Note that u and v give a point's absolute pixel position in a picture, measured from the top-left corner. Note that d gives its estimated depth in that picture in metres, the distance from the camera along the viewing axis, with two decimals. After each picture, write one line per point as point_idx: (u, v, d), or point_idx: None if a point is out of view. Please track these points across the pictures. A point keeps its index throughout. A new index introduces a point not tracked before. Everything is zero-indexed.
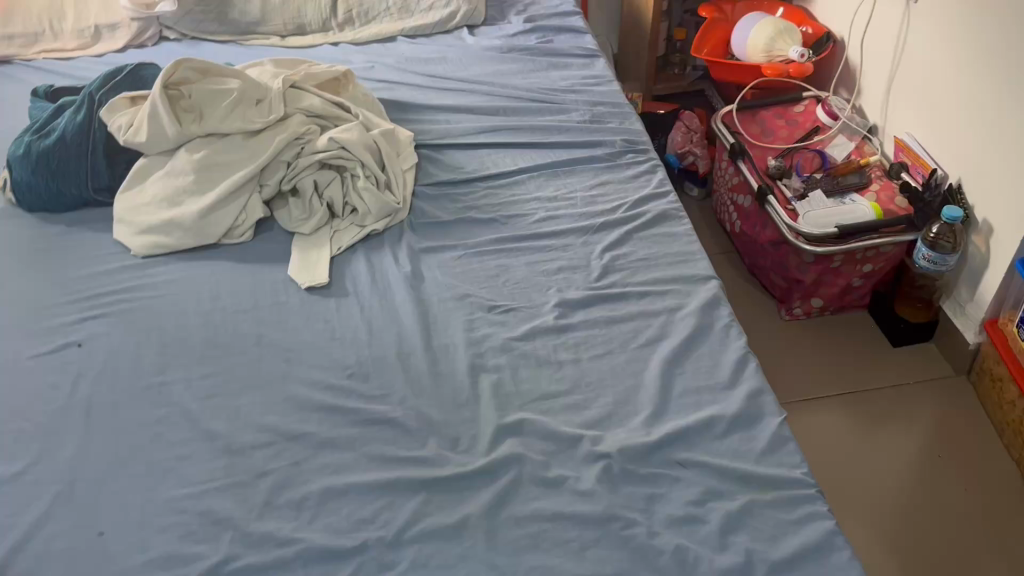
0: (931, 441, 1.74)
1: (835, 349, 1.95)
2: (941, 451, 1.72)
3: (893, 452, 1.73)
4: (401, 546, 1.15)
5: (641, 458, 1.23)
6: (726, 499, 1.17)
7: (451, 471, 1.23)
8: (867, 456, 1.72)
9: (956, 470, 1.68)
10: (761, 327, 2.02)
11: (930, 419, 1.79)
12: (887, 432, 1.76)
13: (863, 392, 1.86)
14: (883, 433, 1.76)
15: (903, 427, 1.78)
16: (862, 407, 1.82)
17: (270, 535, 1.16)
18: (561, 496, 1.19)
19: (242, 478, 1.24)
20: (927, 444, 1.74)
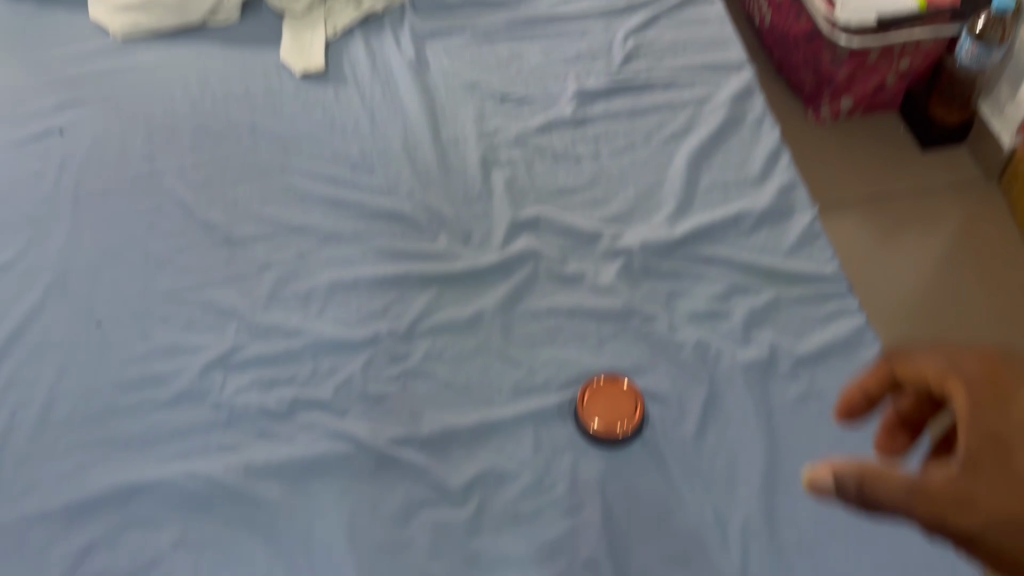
0: (953, 245, 1.70)
1: (858, 155, 1.85)
2: (963, 256, 1.68)
3: (914, 261, 1.68)
4: (414, 339, 1.12)
5: (664, 254, 1.17)
6: (751, 295, 1.13)
7: (464, 265, 1.17)
8: (886, 265, 1.67)
9: (976, 275, 1.65)
10: (784, 129, 1.91)
11: (954, 224, 1.73)
12: (910, 237, 1.71)
13: (886, 199, 1.78)
14: (904, 242, 1.71)
15: (926, 231, 1.72)
16: (884, 215, 1.75)
17: (278, 327, 1.13)
18: (579, 291, 1.15)
19: (244, 270, 1.19)
20: (949, 248, 1.69)
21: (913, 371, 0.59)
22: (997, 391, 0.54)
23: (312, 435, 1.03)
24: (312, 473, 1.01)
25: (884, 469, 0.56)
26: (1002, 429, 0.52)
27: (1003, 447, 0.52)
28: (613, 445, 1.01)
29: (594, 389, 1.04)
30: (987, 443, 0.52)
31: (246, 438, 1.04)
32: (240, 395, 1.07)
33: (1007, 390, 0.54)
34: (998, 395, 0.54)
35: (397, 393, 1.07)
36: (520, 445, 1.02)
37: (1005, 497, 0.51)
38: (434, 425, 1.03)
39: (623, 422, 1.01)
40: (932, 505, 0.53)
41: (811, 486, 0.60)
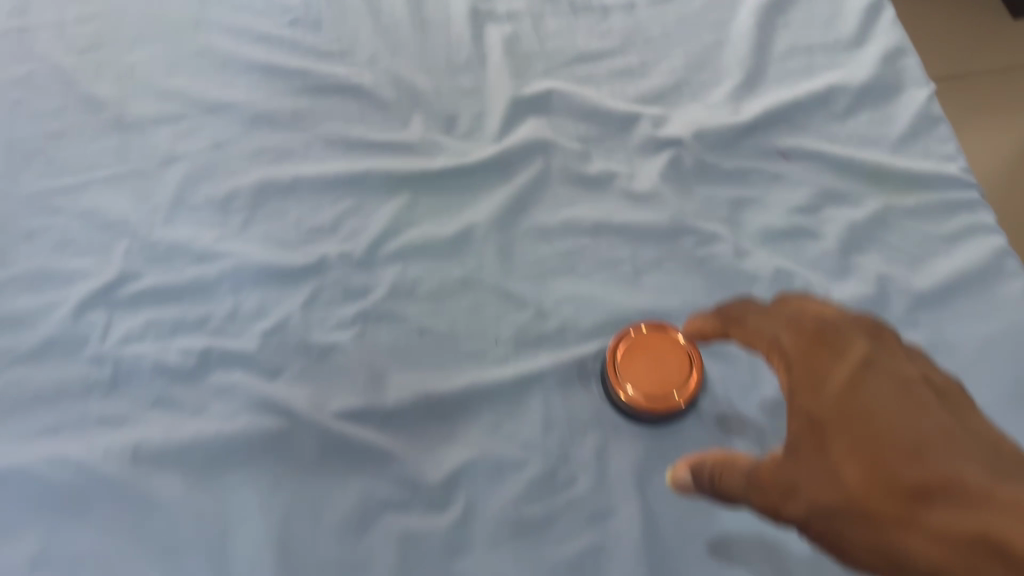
0: None
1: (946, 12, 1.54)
2: None
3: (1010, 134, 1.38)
4: (375, 266, 0.80)
5: (725, 146, 0.85)
6: (846, 207, 0.82)
7: (446, 162, 0.84)
8: (980, 135, 1.38)
9: None
10: None
11: None
12: (992, 123, 1.40)
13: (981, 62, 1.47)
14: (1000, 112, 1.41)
15: (1012, 117, 1.41)
16: (958, 95, 1.44)
17: (184, 247, 0.80)
18: (608, 199, 0.82)
19: (141, 166, 0.86)
20: None
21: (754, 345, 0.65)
22: (817, 380, 0.57)
23: (230, 404, 0.73)
24: (228, 460, 0.71)
25: (727, 462, 0.61)
26: (819, 415, 0.55)
27: (815, 430, 0.55)
28: (654, 426, 0.72)
29: (635, 343, 0.73)
30: (807, 430, 0.55)
31: (136, 406, 0.74)
32: (130, 346, 0.76)
33: (824, 378, 0.57)
34: (815, 385, 0.57)
35: (352, 344, 0.76)
36: (524, 421, 0.72)
37: (819, 485, 0.53)
38: (404, 392, 0.73)
39: (675, 396, 0.71)
40: (764, 490, 0.57)
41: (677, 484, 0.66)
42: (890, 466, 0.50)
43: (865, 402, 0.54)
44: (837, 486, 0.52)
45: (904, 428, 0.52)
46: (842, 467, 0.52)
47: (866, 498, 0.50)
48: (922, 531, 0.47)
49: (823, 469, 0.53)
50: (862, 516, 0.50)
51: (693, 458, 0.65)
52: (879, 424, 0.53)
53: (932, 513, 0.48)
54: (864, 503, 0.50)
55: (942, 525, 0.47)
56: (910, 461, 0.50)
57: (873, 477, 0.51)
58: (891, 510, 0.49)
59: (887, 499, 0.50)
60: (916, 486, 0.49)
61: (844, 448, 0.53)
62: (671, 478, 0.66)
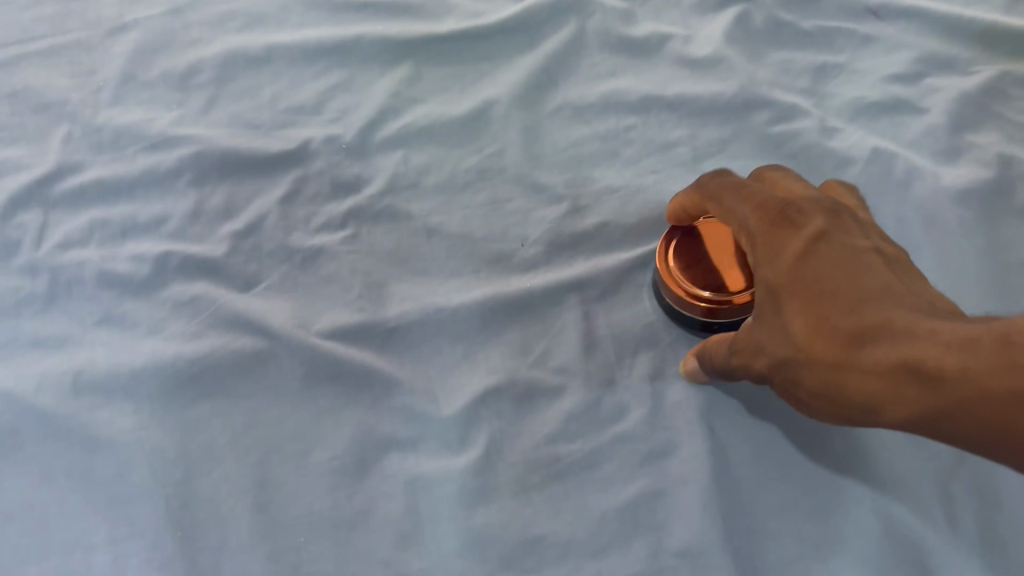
0: None
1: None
2: None
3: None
4: (370, 154, 0.65)
5: (801, 3, 0.68)
6: (954, 75, 0.65)
7: (456, 25, 0.68)
8: None
9: None
10: None
11: None
12: None
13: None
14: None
15: None
16: None
17: (136, 133, 0.65)
18: (657, 69, 0.66)
19: (83, 36, 0.70)
20: None
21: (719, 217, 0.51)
22: (771, 243, 0.45)
23: (194, 322, 0.59)
24: (190, 389, 0.57)
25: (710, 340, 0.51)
26: (772, 280, 0.44)
27: (769, 289, 0.45)
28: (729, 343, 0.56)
29: (708, 236, 0.58)
30: (763, 291, 0.45)
31: (78, 326, 0.59)
32: (70, 253, 0.61)
33: (780, 240, 0.45)
34: (772, 248, 0.45)
35: (345, 248, 0.61)
36: (558, 341, 0.58)
37: (774, 340, 0.44)
38: (408, 307, 0.59)
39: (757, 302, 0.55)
40: (734, 356, 0.47)
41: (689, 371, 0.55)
42: (836, 319, 0.41)
43: (821, 263, 0.43)
44: (788, 342, 0.43)
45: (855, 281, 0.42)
46: (791, 323, 0.43)
47: (811, 352, 0.41)
48: (864, 372, 0.39)
49: (777, 326, 0.44)
50: (812, 368, 0.42)
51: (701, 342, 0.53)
52: (831, 280, 0.42)
53: (874, 352, 0.39)
54: (812, 354, 0.41)
55: (884, 362, 0.38)
56: (853, 310, 0.40)
57: (820, 329, 0.41)
58: (835, 358, 0.40)
59: (828, 347, 0.41)
60: (859, 331, 0.40)
61: (797, 304, 0.43)
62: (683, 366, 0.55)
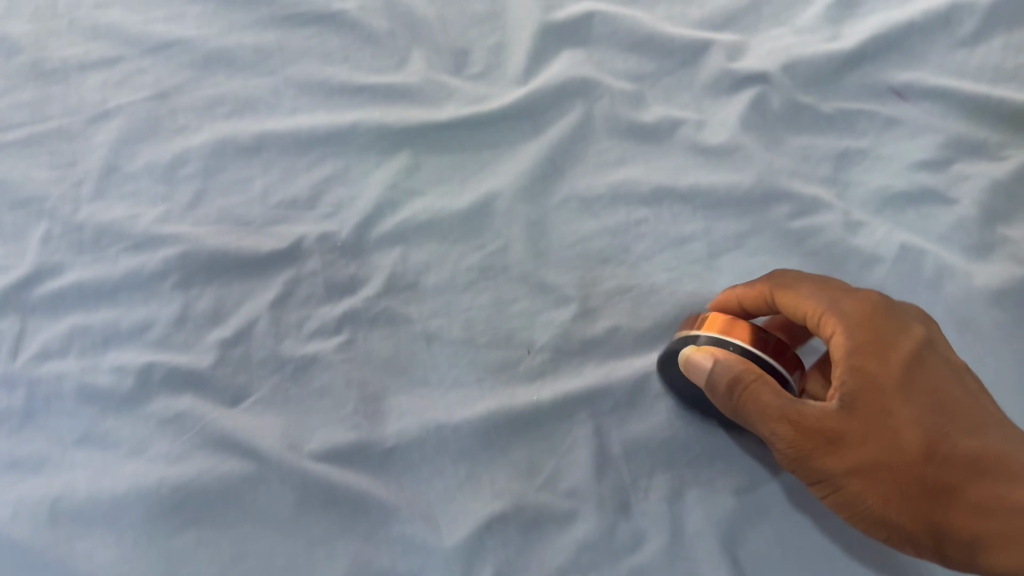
0: None
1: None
2: None
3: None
4: (366, 251, 0.61)
5: (820, 83, 0.65)
6: (984, 161, 0.61)
7: (456, 111, 0.65)
8: None
9: None
10: None
11: None
12: None
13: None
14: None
15: None
16: None
17: (119, 231, 0.62)
18: (668, 157, 0.63)
19: (64, 124, 0.66)
20: None
21: (792, 304, 0.51)
22: (879, 341, 0.48)
23: (179, 441, 0.55)
24: (175, 517, 0.53)
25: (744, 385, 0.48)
26: (885, 381, 0.47)
27: (874, 388, 0.47)
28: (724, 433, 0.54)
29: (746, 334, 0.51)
30: (868, 389, 0.46)
31: (57, 445, 0.55)
32: (48, 364, 0.58)
33: (890, 340, 0.48)
34: (878, 347, 0.48)
35: (339, 357, 0.57)
36: (569, 459, 0.54)
37: (873, 443, 0.45)
38: (407, 423, 0.55)
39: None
40: (796, 436, 0.46)
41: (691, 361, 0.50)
42: (950, 441, 0.45)
43: (931, 379, 0.47)
44: (895, 449, 0.45)
45: (961, 404, 0.47)
46: (905, 431, 0.45)
47: (921, 466, 0.45)
48: (971, 502, 0.44)
49: (879, 426, 0.46)
50: (919, 483, 0.45)
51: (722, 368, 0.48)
52: (941, 398, 0.47)
53: (989, 487, 0.44)
54: (919, 468, 0.45)
55: (1001, 501, 0.44)
56: (965, 433, 0.46)
57: (935, 447, 0.45)
58: (947, 481, 0.45)
59: (945, 469, 0.45)
60: (976, 462, 0.45)
61: (908, 413, 0.46)
62: (686, 362, 0.50)
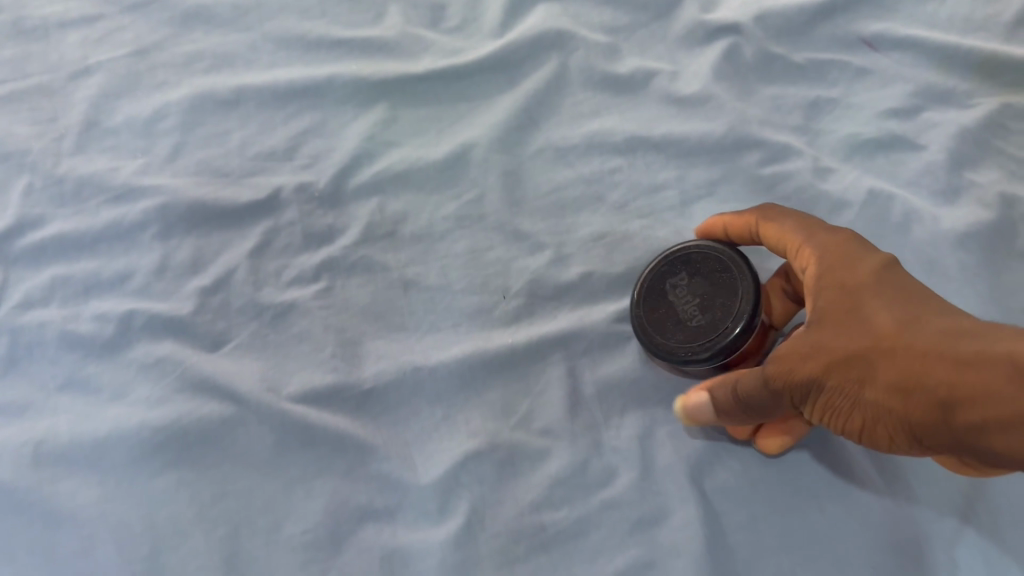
0: None
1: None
2: None
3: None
4: (344, 202, 0.62)
5: (792, 34, 0.65)
6: (953, 108, 0.62)
7: (432, 64, 0.65)
8: None
9: None
10: None
11: None
12: None
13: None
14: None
15: None
16: None
17: (99, 183, 0.62)
18: (642, 107, 0.64)
19: (44, 80, 0.67)
20: None
21: (773, 236, 0.52)
22: (847, 256, 0.48)
23: (159, 386, 0.56)
24: (156, 459, 0.53)
25: (738, 387, 0.47)
26: (852, 284, 0.47)
27: (843, 297, 0.47)
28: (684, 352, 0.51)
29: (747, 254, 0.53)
30: (836, 295, 0.47)
31: (40, 391, 0.56)
32: (30, 313, 0.58)
33: (857, 254, 0.48)
34: (846, 259, 0.48)
35: (317, 303, 0.58)
36: (542, 400, 0.55)
37: (845, 337, 0.45)
38: (383, 366, 0.56)
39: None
40: (775, 360, 0.46)
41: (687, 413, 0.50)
42: (924, 321, 0.44)
43: (900, 280, 0.47)
44: (867, 335, 0.45)
45: (934, 300, 0.46)
46: (874, 317, 0.45)
47: (894, 343, 0.44)
48: (948, 363, 0.42)
49: (850, 328, 0.46)
50: (893, 358, 0.43)
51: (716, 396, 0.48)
52: (913, 292, 0.46)
53: (967, 345, 0.42)
54: (895, 349, 0.44)
55: (978, 354, 0.41)
56: (940, 316, 0.45)
57: (908, 325, 0.44)
58: (923, 347, 0.43)
59: (918, 339, 0.43)
60: (953, 333, 0.43)
61: (879, 305, 0.46)
62: (684, 412, 0.50)
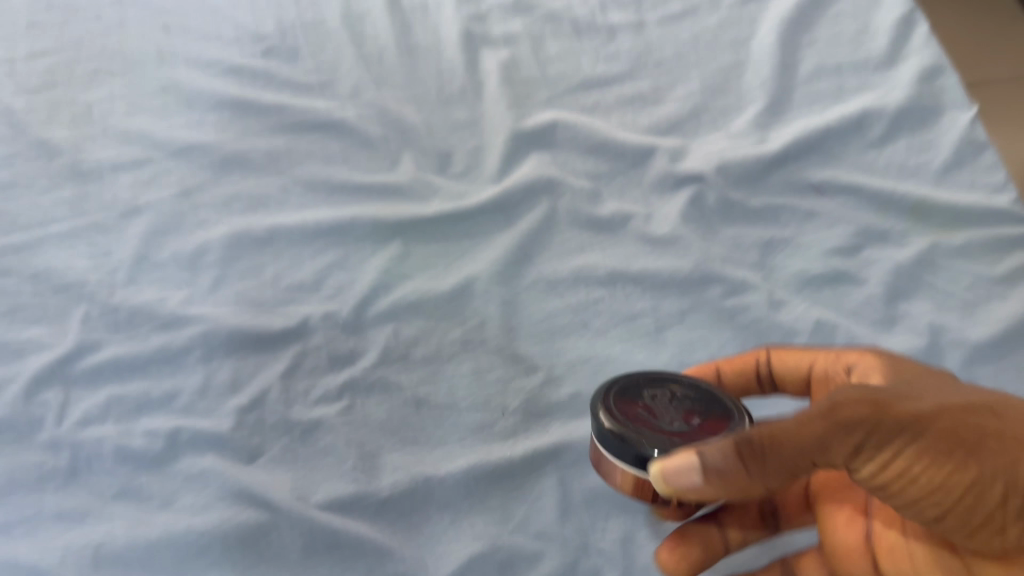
0: None
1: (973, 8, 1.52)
2: None
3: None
4: (364, 328, 0.71)
5: (749, 181, 0.76)
6: (888, 247, 0.73)
7: (440, 206, 0.76)
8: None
9: None
10: None
11: None
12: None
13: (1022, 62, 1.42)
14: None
15: None
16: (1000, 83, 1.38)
17: (150, 313, 0.71)
18: (622, 245, 0.74)
19: (100, 218, 0.77)
20: None
21: (793, 359, 0.61)
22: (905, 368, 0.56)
23: (202, 495, 0.64)
24: (200, 560, 0.61)
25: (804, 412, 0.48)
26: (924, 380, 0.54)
27: (918, 382, 0.53)
28: (662, 452, 0.52)
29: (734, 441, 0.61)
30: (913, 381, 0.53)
31: (97, 499, 0.64)
32: (88, 429, 0.67)
33: (913, 367, 0.57)
34: (905, 370, 0.56)
35: (339, 420, 0.67)
36: (537, 507, 0.63)
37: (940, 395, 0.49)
38: (398, 476, 0.64)
39: (682, 548, 0.57)
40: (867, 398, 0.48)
41: (672, 475, 0.48)
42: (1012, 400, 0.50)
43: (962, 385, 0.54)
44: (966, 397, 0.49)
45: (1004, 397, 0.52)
46: (964, 391, 0.51)
47: (996, 405, 0.49)
48: None
49: (936, 393, 0.50)
50: (999, 414, 0.48)
51: (716, 446, 0.47)
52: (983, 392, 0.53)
53: None
54: (999, 405, 0.48)
55: None
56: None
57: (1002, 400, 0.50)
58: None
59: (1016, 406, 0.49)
60: None
61: (963, 389, 0.51)
62: (665, 474, 0.48)
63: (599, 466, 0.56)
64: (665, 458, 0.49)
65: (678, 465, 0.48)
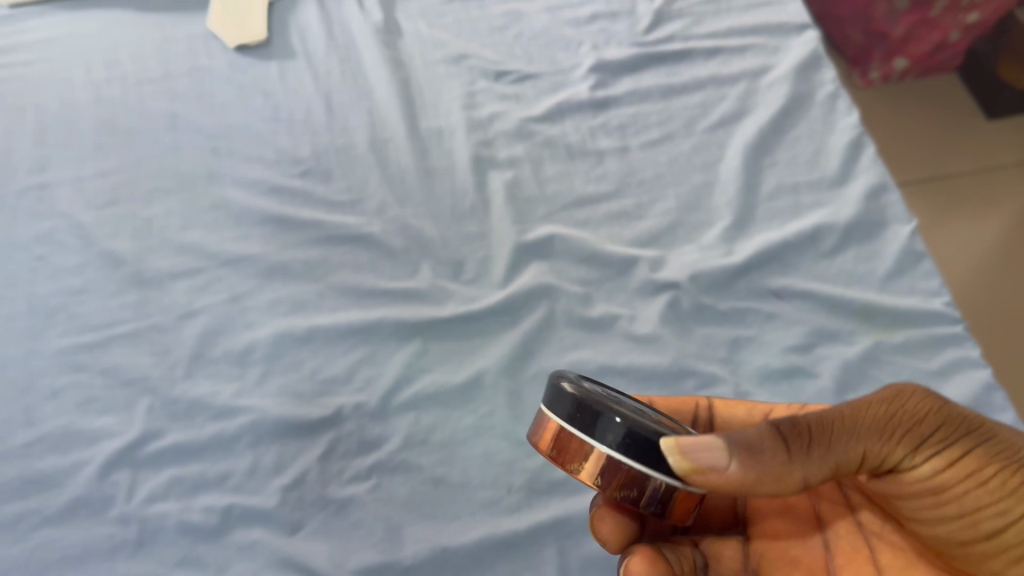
0: (1008, 230, 1.55)
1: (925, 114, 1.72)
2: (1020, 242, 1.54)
3: (982, 233, 1.54)
4: (389, 416, 0.83)
5: (719, 288, 0.89)
6: (839, 346, 0.85)
7: (454, 309, 0.88)
8: (960, 230, 1.55)
9: None
10: None
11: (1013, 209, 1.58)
12: (965, 219, 1.56)
13: (962, 167, 1.63)
14: (972, 219, 1.56)
15: (979, 213, 1.57)
16: (937, 194, 1.60)
17: (205, 403, 0.83)
18: (610, 343, 0.86)
19: (162, 320, 0.89)
20: (1003, 233, 1.55)
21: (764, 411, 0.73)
22: None
23: (252, 563, 0.75)
24: None
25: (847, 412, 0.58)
26: None
27: None
28: (638, 417, 0.59)
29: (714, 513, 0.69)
30: None
31: (162, 567, 0.75)
32: (153, 505, 0.78)
33: None
34: None
35: (368, 497, 0.78)
36: (539, 573, 0.74)
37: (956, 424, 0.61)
38: (420, 546, 0.75)
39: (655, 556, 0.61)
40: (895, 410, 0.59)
41: (691, 455, 0.56)
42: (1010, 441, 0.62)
43: None
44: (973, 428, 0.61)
45: None
46: None
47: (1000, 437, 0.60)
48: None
49: None
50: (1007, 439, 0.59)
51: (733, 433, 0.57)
52: None
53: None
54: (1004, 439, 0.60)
55: None
56: None
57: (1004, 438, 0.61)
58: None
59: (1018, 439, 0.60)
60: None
61: None
62: (682, 444, 0.56)
63: (564, 450, 0.60)
64: (677, 436, 0.57)
65: (705, 445, 0.56)
